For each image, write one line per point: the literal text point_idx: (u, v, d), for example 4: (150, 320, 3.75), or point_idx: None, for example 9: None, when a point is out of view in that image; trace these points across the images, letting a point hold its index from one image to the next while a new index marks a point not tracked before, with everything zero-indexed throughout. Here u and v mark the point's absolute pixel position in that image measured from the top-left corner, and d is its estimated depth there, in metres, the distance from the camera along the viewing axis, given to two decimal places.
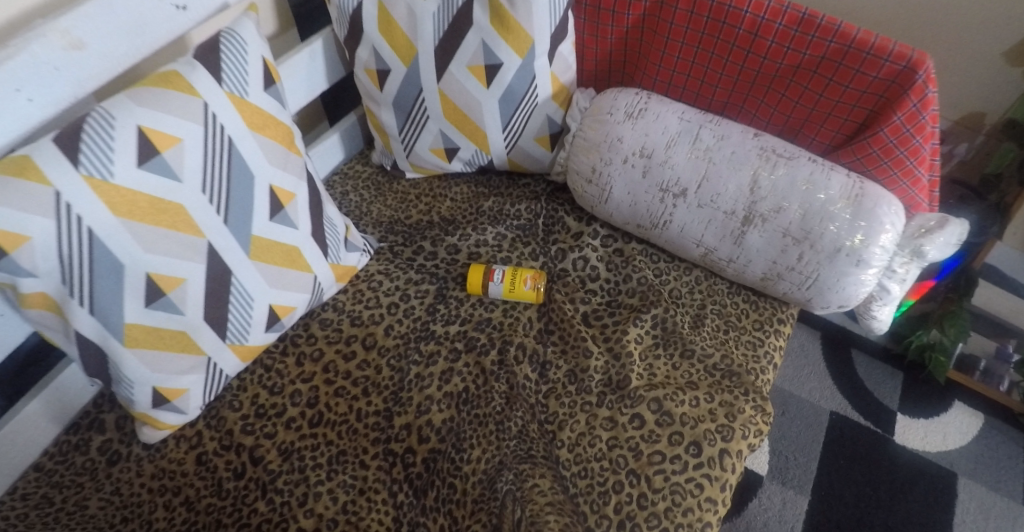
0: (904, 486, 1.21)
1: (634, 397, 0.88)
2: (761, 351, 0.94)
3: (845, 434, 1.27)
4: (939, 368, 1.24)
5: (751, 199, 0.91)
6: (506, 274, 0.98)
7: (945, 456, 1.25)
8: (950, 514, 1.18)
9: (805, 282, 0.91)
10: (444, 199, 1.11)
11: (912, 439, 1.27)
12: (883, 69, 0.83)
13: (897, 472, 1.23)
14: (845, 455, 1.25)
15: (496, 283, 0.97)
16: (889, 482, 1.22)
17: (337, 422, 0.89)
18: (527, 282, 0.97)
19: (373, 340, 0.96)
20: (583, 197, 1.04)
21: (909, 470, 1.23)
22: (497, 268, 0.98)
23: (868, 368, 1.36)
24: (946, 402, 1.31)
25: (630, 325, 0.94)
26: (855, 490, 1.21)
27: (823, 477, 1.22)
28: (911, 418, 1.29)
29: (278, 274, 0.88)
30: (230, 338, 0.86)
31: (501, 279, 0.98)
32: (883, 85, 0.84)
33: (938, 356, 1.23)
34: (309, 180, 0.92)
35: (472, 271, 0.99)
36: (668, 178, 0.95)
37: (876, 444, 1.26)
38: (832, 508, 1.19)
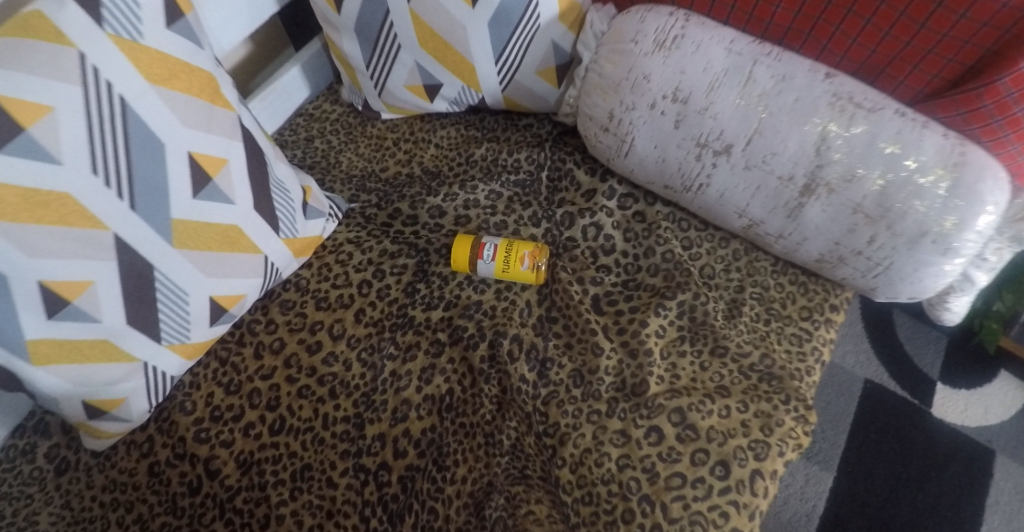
0: (938, 462, 1.09)
1: (652, 407, 0.73)
2: (807, 347, 0.78)
3: (878, 405, 1.15)
4: (990, 337, 1.07)
5: (818, 162, 0.70)
6: (499, 250, 0.80)
7: (983, 432, 1.11)
8: (984, 495, 1.06)
9: (872, 269, 0.73)
10: (427, 146, 0.91)
11: (952, 412, 1.13)
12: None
13: (932, 447, 1.10)
14: (877, 428, 1.13)
15: (486, 261, 0.80)
16: (923, 458, 1.09)
17: (301, 430, 0.75)
18: (524, 259, 0.80)
19: (342, 328, 0.80)
20: (597, 148, 0.84)
21: (946, 446, 1.10)
22: (487, 242, 0.80)
23: (911, 330, 1.21)
24: (991, 372, 1.16)
25: (651, 315, 0.77)
26: (885, 466, 1.09)
27: (851, 451, 1.11)
28: (954, 389, 1.15)
29: (215, 260, 0.72)
30: (167, 339, 0.72)
31: (493, 256, 0.80)
32: (1014, 15, 0.61)
33: (991, 325, 1.05)
34: (247, 139, 0.73)
35: (457, 245, 0.81)
36: (708, 130, 0.74)
37: (911, 417, 1.13)
38: (858, 486, 1.08)
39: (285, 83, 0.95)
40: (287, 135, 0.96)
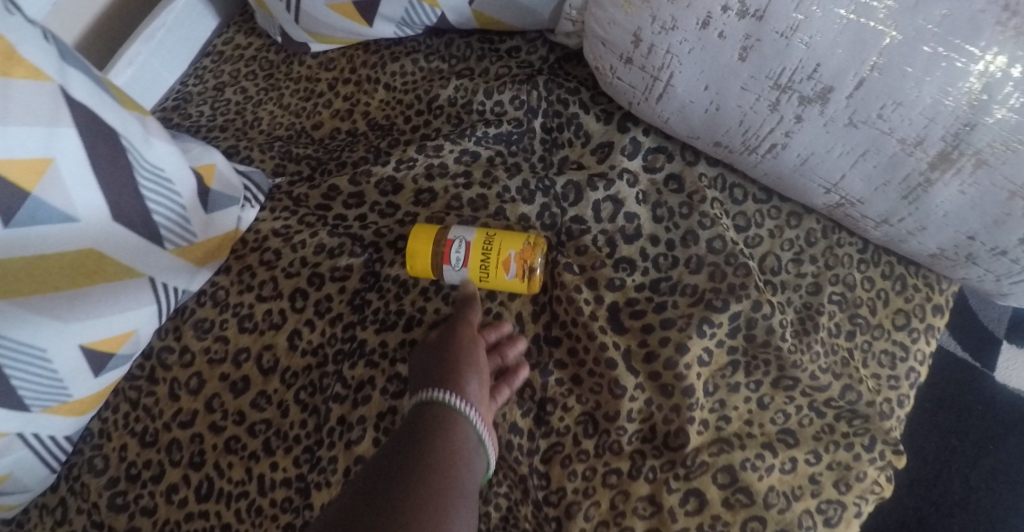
0: (1000, 435, 0.83)
1: (692, 464, 0.53)
2: (902, 369, 0.56)
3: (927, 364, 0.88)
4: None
5: (968, 119, 0.43)
6: (475, 251, 0.57)
7: None
8: None
9: (1014, 275, 0.50)
10: (374, 89, 0.66)
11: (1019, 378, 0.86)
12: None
13: (995, 416, 0.84)
14: (931, 394, 0.86)
15: (457, 265, 0.57)
16: (983, 427, 0.83)
17: (233, 495, 0.58)
18: (511, 264, 0.57)
19: (273, 358, 0.60)
20: (613, 87, 0.58)
21: (1014, 415, 0.84)
22: (458, 240, 0.57)
23: None
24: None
25: (691, 335, 0.55)
26: (937, 438, 0.83)
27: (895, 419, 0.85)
28: None
29: (72, 300, 0.51)
30: (36, 404, 0.54)
31: (467, 260, 0.57)
32: None
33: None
34: (84, 117, 0.49)
35: (416, 240, 0.58)
36: (790, 65, 0.46)
37: (969, 382, 0.86)
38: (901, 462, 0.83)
39: (175, 14, 0.70)
40: (193, 84, 0.72)
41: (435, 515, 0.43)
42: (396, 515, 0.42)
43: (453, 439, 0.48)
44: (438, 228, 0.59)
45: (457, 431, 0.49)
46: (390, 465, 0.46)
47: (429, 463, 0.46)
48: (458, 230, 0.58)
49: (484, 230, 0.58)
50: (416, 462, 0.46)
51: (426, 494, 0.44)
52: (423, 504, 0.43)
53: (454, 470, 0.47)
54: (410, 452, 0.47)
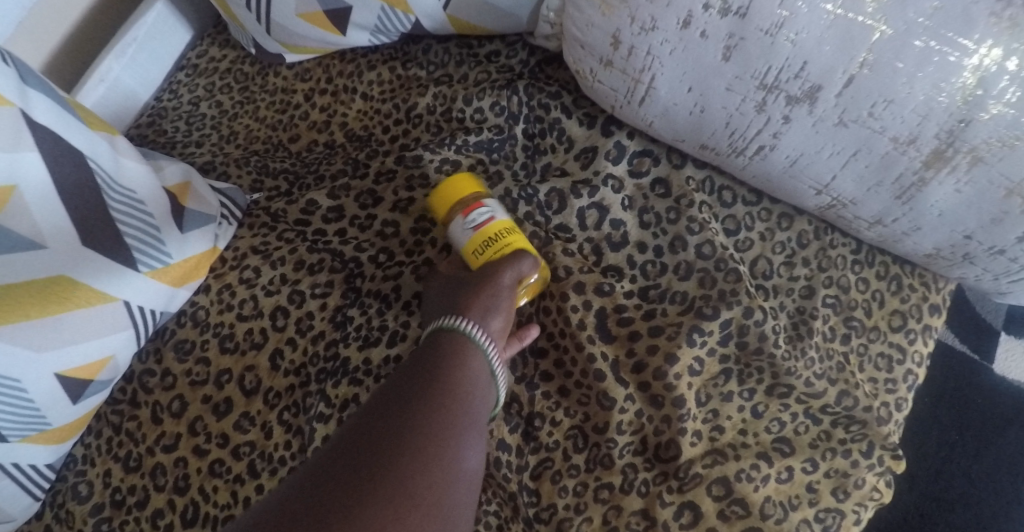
0: (1001, 426, 0.82)
1: (685, 477, 0.52)
2: (900, 372, 0.55)
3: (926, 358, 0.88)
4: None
5: (962, 115, 0.42)
6: (494, 227, 0.53)
7: None
8: None
9: (1014, 272, 0.48)
10: (351, 99, 0.64)
11: (1017, 368, 0.86)
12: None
13: (993, 407, 0.83)
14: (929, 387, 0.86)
15: (470, 221, 0.53)
16: (983, 418, 0.83)
17: (219, 519, 0.57)
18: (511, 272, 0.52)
19: (256, 378, 0.59)
20: (594, 91, 0.56)
21: (1013, 406, 0.83)
22: (491, 207, 0.54)
23: None
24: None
25: (682, 342, 0.53)
26: (937, 432, 0.82)
27: None
28: None
29: (43, 328, 0.50)
30: (12, 435, 0.52)
31: (481, 225, 0.53)
32: None
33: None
34: (48, 141, 0.49)
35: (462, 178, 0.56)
36: (775, 65, 0.45)
37: (969, 375, 0.86)
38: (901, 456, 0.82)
39: (147, 29, 0.69)
40: (168, 98, 0.71)
41: (445, 448, 0.41)
42: (406, 438, 0.40)
43: (465, 372, 0.45)
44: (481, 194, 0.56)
45: (473, 369, 0.46)
46: (396, 392, 0.43)
47: (438, 391, 0.43)
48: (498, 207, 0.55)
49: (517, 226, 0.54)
50: (422, 395, 0.43)
51: (435, 417, 0.42)
52: (432, 425, 0.41)
53: (464, 403, 0.44)
54: (420, 376, 0.44)
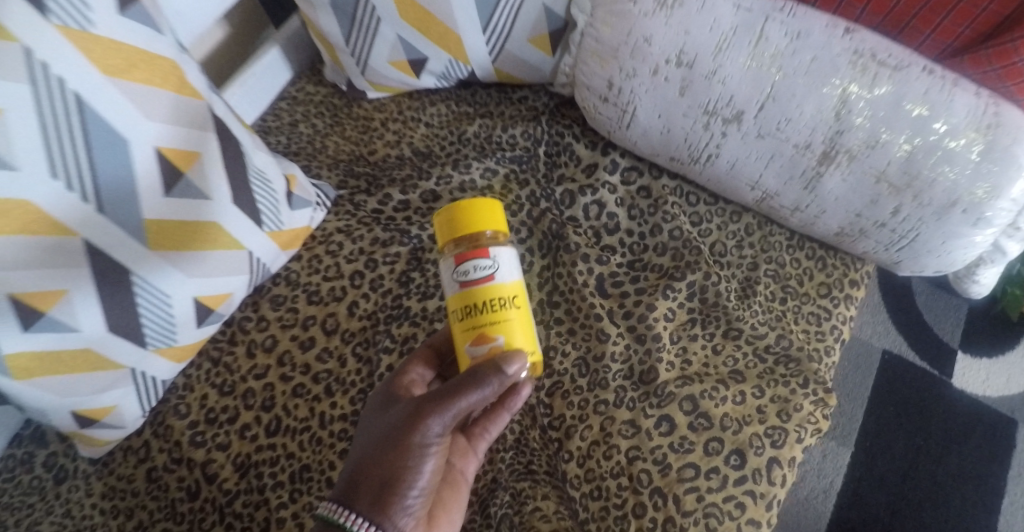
0: (959, 434, 1.10)
1: (662, 395, 0.70)
2: (827, 326, 0.73)
3: (897, 376, 1.14)
4: (1013, 303, 1.05)
5: (837, 128, 0.63)
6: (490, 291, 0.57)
7: (1004, 402, 1.12)
8: (1003, 467, 1.08)
9: (896, 242, 0.67)
10: (417, 125, 0.86)
11: (972, 382, 1.13)
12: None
13: (952, 420, 1.11)
14: (897, 401, 1.12)
15: (470, 276, 0.58)
16: (941, 430, 1.10)
17: (298, 430, 0.73)
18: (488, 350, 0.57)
19: (335, 323, 0.77)
20: (596, 120, 0.77)
21: (966, 418, 1.11)
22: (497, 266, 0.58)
23: (929, 298, 1.20)
24: (1017, 336, 1.17)
25: (660, 298, 0.73)
26: (904, 441, 1.09)
27: (870, 424, 1.11)
28: (975, 358, 1.15)
29: (195, 258, 0.68)
30: (152, 344, 0.69)
31: (478, 284, 0.58)
32: None
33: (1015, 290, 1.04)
34: (221, 129, 0.69)
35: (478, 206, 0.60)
36: (715, 97, 0.67)
37: (934, 391, 1.13)
38: (876, 461, 1.08)
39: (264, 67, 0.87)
40: (271, 121, 0.89)
41: None
42: None
43: None
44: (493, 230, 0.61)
45: None
46: None
47: None
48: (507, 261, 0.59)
49: (517, 290, 0.59)
50: None
51: None
52: None
53: None
54: None
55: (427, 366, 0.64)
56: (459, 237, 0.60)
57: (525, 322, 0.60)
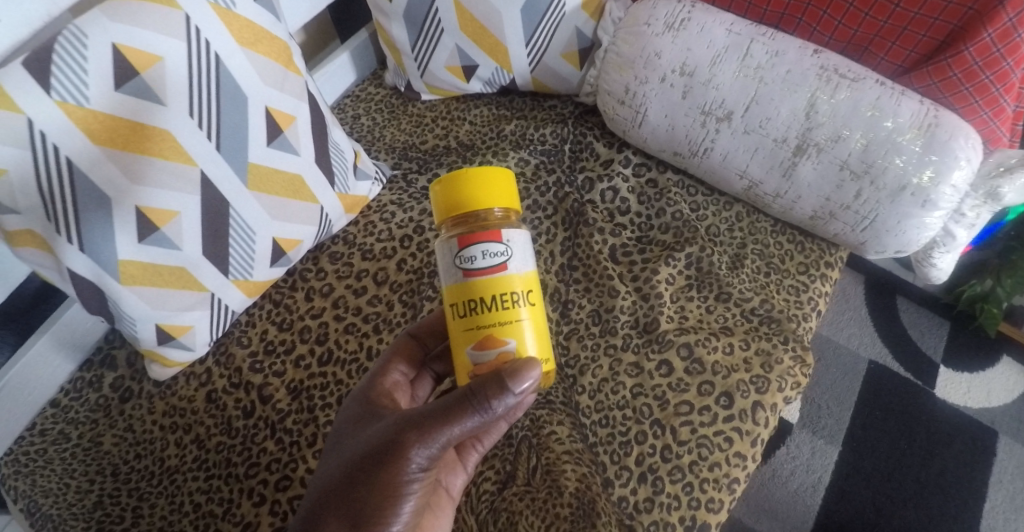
0: (943, 441, 1.19)
1: (663, 342, 0.82)
2: (804, 297, 0.86)
3: (882, 384, 1.24)
4: (990, 320, 1.19)
5: (808, 125, 0.79)
6: (494, 276, 0.57)
7: (986, 414, 1.21)
8: (985, 473, 1.16)
9: (861, 223, 0.81)
10: (462, 122, 1.02)
11: (954, 393, 1.23)
12: (1013, 43, 0.71)
13: (936, 428, 1.20)
14: (882, 406, 1.22)
15: (472, 261, 0.57)
16: (924, 435, 1.19)
17: (347, 361, 0.85)
18: (491, 345, 0.57)
19: (385, 275, 0.90)
20: (614, 121, 0.92)
21: (948, 426, 1.20)
22: (506, 256, 0.57)
23: (913, 315, 1.31)
24: (994, 356, 1.27)
25: (662, 264, 0.86)
26: (889, 444, 1.18)
27: (857, 426, 1.20)
28: (957, 372, 1.25)
29: (280, 204, 0.81)
30: (232, 274, 0.81)
31: (483, 271, 0.57)
32: (960, 12, 0.73)
33: (990, 308, 1.18)
34: (312, 102, 0.84)
35: (479, 176, 0.60)
36: (711, 100, 0.82)
37: (919, 399, 1.22)
38: (862, 460, 1.17)
39: (334, 69, 1.03)
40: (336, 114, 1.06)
41: None
42: None
43: None
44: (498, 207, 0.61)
45: None
46: None
47: None
48: (518, 244, 0.59)
49: (525, 284, 0.58)
50: None
51: None
52: None
53: None
54: None
55: (409, 365, 0.71)
56: (459, 214, 0.61)
57: (532, 321, 0.58)
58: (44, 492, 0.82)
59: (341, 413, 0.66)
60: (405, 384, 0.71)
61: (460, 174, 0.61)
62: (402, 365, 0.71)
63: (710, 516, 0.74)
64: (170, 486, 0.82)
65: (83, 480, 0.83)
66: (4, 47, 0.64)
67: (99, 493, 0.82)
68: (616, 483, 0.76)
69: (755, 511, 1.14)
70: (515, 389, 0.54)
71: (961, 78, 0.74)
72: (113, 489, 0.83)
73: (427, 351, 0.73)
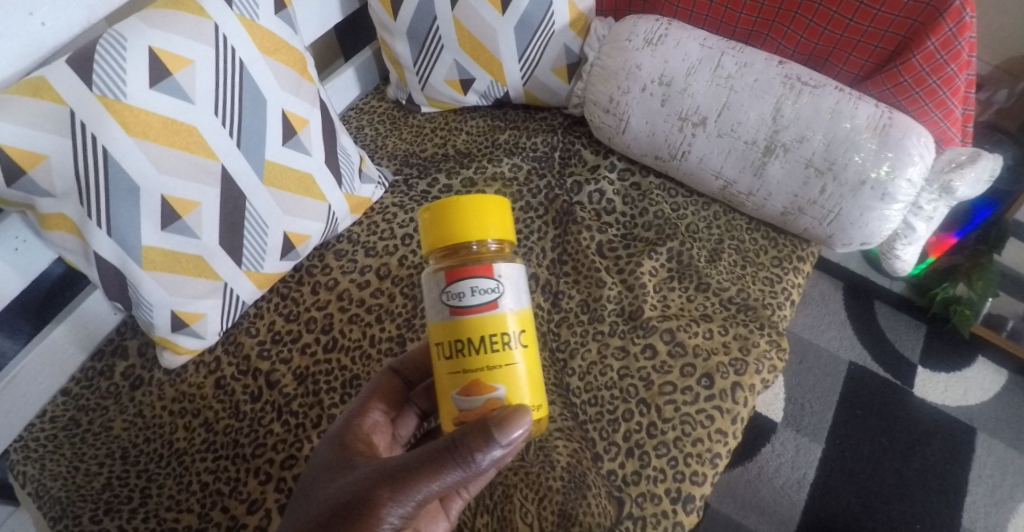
0: (923, 438, 1.24)
1: (647, 328, 0.88)
2: (778, 287, 0.92)
3: (862, 384, 1.29)
4: (964, 321, 1.27)
5: (774, 127, 0.87)
6: (482, 315, 0.59)
7: (964, 411, 1.27)
8: (966, 469, 1.21)
9: (827, 217, 0.88)
10: (460, 132, 1.09)
11: (932, 392, 1.29)
12: (954, 51, 0.79)
13: (915, 425, 1.25)
14: (863, 406, 1.27)
15: (461, 297, 0.59)
16: (904, 433, 1.24)
17: (351, 348, 0.90)
18: (478, 391, 0.59)
19: (387, 270, 0.96)
20: (600, 129, 1.00)
21: (928, 423, 1.25)
22: (496, 293, 0.59)
23: (890, 319, 1.37)
24: (970, 357, 1.33)
25: (645, 258, 0.93)
26: (870, 441, 1.23)
27: (839, 425, 1.25)
28: (934, 372, 1.31)
29: (292, 200, 0.88)
30: (245, 265, 0.87)
31: (473, 307, 0.59)
32: (906, 25, 0.82)
33: (963, 309, 1.26)
34: (322, 108, 0.91)
35: (471, 205, 0.62)
36: (687, 107, 0.90)
37: (899, 398, 1.28)
38: (845, 457, 1.22)
39: (339, 82, 1.11)
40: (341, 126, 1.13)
41: None
42: None
43: None
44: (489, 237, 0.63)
45: None
46: None
47: None
48: (509, 280, 0.60)
49: (515, 324, 0.59)
50: None
51: None
52: None
53: None
54: None
55: (386, 406, 0.75)
56: (449, 245, 0.62)
57: (523, 364, 0.60)
58: (52, 475, 0.86)
59: (314, 454, 0.68)
60: (383, 424, 0.74)
61: (451, 201, 0.62)
62: (380, 405, 0.74)
63: (694, 489, 0.78)
64: (178, 468, 0.85)
65: (92, 463, 0.87)
66: (47, 49, 0.72)
67: (108, 475, 0.85)
68: (605, 457, 0.81)
69: (742, 506, 1.18)
70: (499, 444, 0.56)
71: (911, 83, 0.83)
72: (122, 471, 0.86)
73: (405, 388, 0.77)
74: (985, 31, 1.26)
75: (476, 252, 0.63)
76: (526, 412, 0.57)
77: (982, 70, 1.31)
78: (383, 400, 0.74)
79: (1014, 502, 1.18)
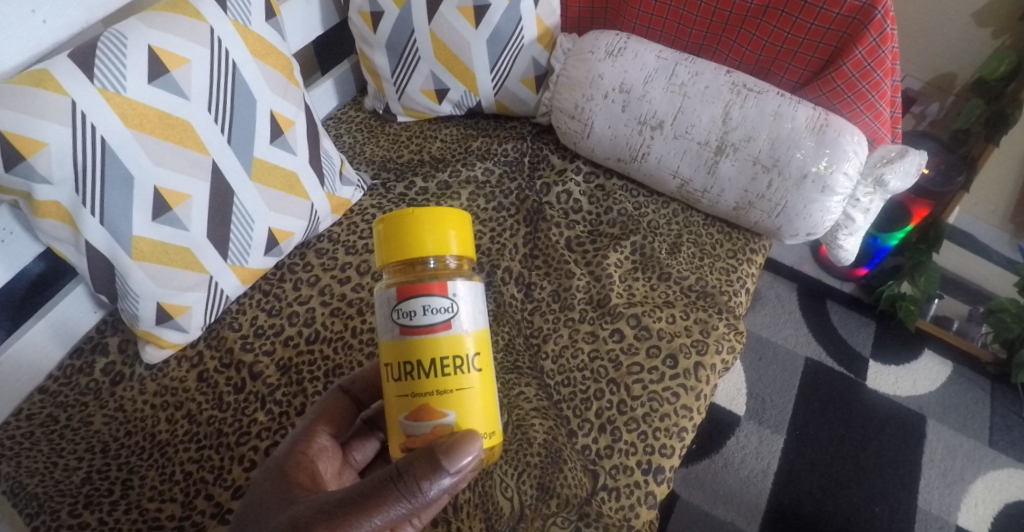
0: (877, 426, 1.32)
1: (614, 314, 0.94)
2: (734, 276, 1.00)
3: (818, 378, 1.38)
4: (909, 316, 1.37)
5: (724, 128, 0.95)
6: (435, 336, 0.59)
7: (913, 400, 1.36)
8: (918, 454, 1.29)
9: (775, 209, 0.96)
10: (435, 140, 1.16)
11: (883, 384, 1.38)
12: (879, 58, 0.90)
13: (869, 414, 1.33)
14: (819, 398, 1.35)
15: (413, 316, 0.60)
16: (859, 422, 1.32)
17: (333, 339, 0.94)
18: (428, 416, 0.60)
19: (368, 266, 1.00)
20: (566, 134, 1.08)
21: (880, 412, 1.34)
22: (450, 313, 0.60)
23: (841, 318, 1.47)
24: (917, 351, 1.42)
25: (611, 251, 1.00)
26: (828, 430, 1.31)
27: (799, 416, 1.32)
28: (884, 366, 1.40)
29: (276, 197, 0.92)
30: (231, 259, 0.90)
31: (426, 326, 0.59)
32: (836, 37, 0.92)
33: (908, 305, 1.36)
34: (307, 112, 0.96)
35: (429, 219, 0.62)
36: (646, 112, 0.99)
37: (853, 390, 1.36)
38: (805, 447, 1.29)
39: (317, 93, 1.17)
40: None
41: None
42: None
43: None
44: (446, 253, 0.64)
45: None
46: None
47: None
48: (463, 299, 0.61)
49: (470, 345, 0.61)
50: None
51: None
52: None
53: None
54: None
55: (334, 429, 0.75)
56: (405, 259, 0.63)
57: (479, 391, 0.61)
58: (29, 471, 0.84)
59: (253, 484, 0.68)
60: (330, 449, 0.74)
61: (408, 213, 0.63)
62: (329, 429, 0.75)
63: (664, 461, 0.83)
64: (160, 459, 0.86)
65: (71, 458, 0.86)
66: (46, 46, 0.76)
67: (87, 469, 0.85)
68: (579, 433, 0.86)
69: (712, 496, 1.23)
70: (449, 471, 0.57)
71: (843, 88, 0.94)
72: (102, 465, 0.85)
73: (356, 404, 0.79)
74: (910, 52, 1.40)
75: (433, 267, 0.64)
76: (474, 440, 0.58)
77: (912, 86, 1.44)
78: (328, 424, 0.75)
79: (964, 483, 1.27)
